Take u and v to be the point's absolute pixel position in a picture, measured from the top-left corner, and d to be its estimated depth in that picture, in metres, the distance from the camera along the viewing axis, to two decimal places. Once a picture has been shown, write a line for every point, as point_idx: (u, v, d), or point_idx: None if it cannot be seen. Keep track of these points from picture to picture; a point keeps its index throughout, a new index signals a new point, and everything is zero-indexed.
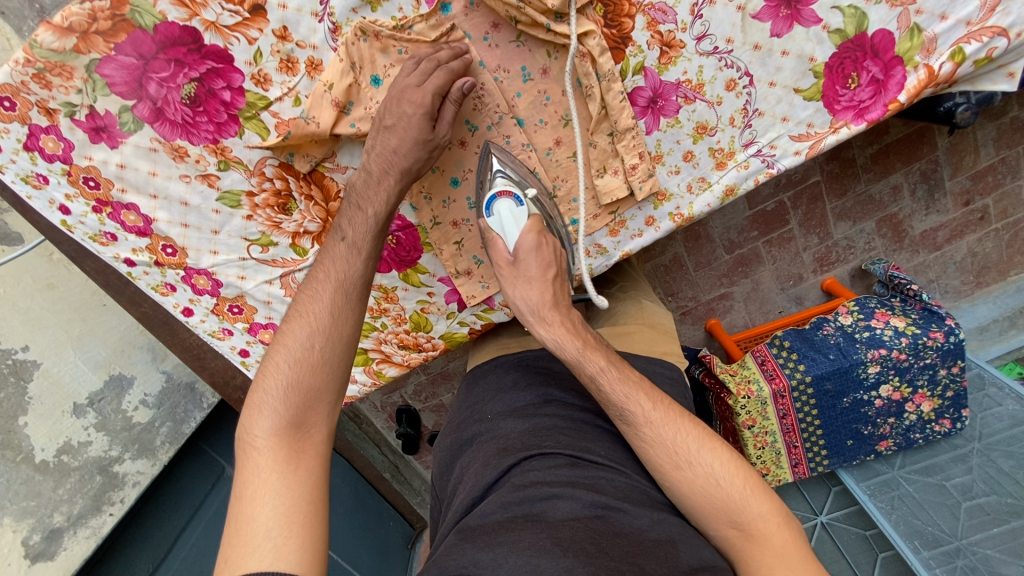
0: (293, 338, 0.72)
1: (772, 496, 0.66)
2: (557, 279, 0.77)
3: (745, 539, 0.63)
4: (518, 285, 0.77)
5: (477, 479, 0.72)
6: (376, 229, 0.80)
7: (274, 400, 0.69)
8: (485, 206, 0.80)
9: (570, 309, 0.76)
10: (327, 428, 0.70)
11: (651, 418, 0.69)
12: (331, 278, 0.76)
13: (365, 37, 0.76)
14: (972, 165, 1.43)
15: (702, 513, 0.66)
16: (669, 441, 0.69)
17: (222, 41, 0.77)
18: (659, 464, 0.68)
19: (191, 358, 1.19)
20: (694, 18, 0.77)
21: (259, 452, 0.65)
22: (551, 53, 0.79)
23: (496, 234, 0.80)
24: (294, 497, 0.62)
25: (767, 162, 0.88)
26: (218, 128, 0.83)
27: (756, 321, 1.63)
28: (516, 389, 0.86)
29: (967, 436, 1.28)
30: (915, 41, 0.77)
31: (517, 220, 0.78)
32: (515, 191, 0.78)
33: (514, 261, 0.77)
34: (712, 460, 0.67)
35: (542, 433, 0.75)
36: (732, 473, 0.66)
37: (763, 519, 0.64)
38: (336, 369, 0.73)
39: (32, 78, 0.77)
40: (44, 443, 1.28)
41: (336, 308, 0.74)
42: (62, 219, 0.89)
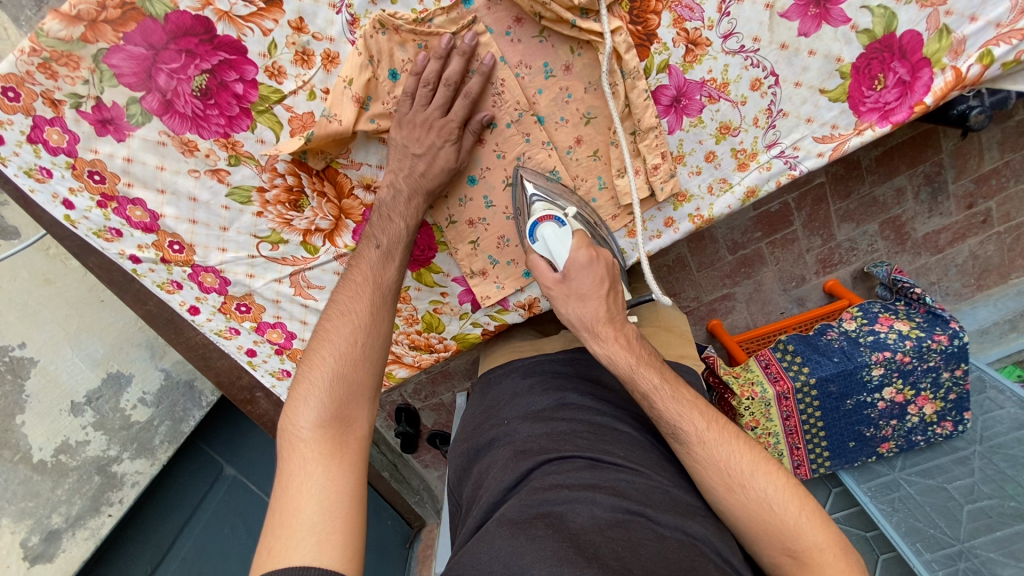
0: (336, 333, 0.73)
1: (829, 525, 0.63)
2: (610, 291, 0.76)
3: (799, 568, 0.62)
4: (571, 303, 0.76)
5: (496, 481, 0.71)
6: (409, 238, 0.82)
7: (319, 392, 0.68)
8: (530, 233, 0.81)
9: (625, 323, 0.76)
10: (367, 425, 0.69)
11: (703, 438, 0.68)
12: (368, 281, 0.78)
13: (383, 31, 0.73)
14: (976, 168, 1.41)
15: (757, 538, 0.64)
16: (722, 463, 0.67)
17: (236, 32, 0.74)
18: (714, 487, 0.67)
19: (196, 357, 1.14)
20: (721, 16, 0.76)
21: (305, 444, 0.64)
22: (574, 50, 0.77)
23: (544, 257, 0.81)
24: (339, 491, 0.61)
25: (790, 164, 0.87)
26: (229, 121, 0.80)
27: (757, 322, 1.63)
28: (532, 393, 0.84)
29: (968, 439, 1.28)
30: (943, 42, 0.76)
31: (562, 241, 0.78)
32: (555, 213, 0.79)
33: (564, 279, 0.77)
34: (767, 485, 0.65)
35: (560, 436, 0.73)
36: (788, 500, 0.64)
37: (818, 548, 0.62)
38: (376, 367, 0.73)
39: (37, 68, 0.74)
40: (42, 442, 1.26)
41: (375, 309, 0.76)
42: (65, 214, 0.87)
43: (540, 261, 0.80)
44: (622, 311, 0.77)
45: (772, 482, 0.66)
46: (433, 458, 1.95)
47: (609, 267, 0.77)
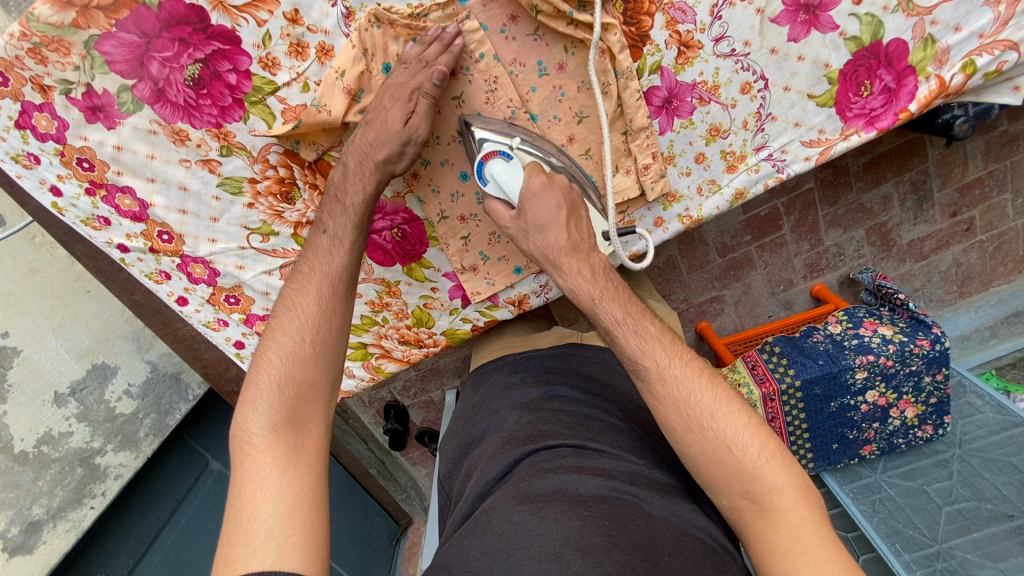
0: (282, 332, 0.70)
1: (790, 467, 0.61)
2: (570, 217, 0.73)
3: (758, 513, 0.59)
4: (531, 235, 0.75)
5: (486, 469, 0.72)
6: (357, 219, 0.78)
7: (270, 396, 0.66)
8: (478, 176, 0.78)
9: (592, 252, 0.73)
10: (323, 423, 0.68)
11: (663, 374, 0.66)
12: (316, 271, 0.75)
13: (378, 24, 0.73)
14: (960, 177, 1.44)
15: (716, 481, 0.63)
16: (682, 401, 0.65)
17: (230, 22, 0.74)
18: (674, 427, 0.65)
19: (183, 349, 1.13)
20: (712, 19, 0.77)
21: (257, 450, 0.63)
22: (568, 49, 0.78)
23: (499, 198, 0.78)
24: (296, 494, 0.60)
25: (778, 167, 0.88)
26: (221, 112, 0.80)
27: (745, 324, 1.65)
28: (523, 385, 0.85)
29: (948, 443, 1.32)
30: (928, 51, 0.78)
31: (512, 175, 0.75)
32: (500, 148, 0.76)
33: (521, 213, 0.75)
34: (727, 426, 0.63)
35: (548, 424, 0.74)
36: (749, 439, 0.62)
37: (778, 492, 0.59)
38: (329, 362, 0.71)
39: (27, 53, 0.74)
40: (23, 433, 1.24)
41: (322, 299, 0.73)
42: (53, 200, 0.86)
43: (496, 202, 0.78)
44: (589, 239, 0.74)
45: (733, 422, 0.64)
46: (420, 455, 1.94)
47: (567, 192, 0.74)
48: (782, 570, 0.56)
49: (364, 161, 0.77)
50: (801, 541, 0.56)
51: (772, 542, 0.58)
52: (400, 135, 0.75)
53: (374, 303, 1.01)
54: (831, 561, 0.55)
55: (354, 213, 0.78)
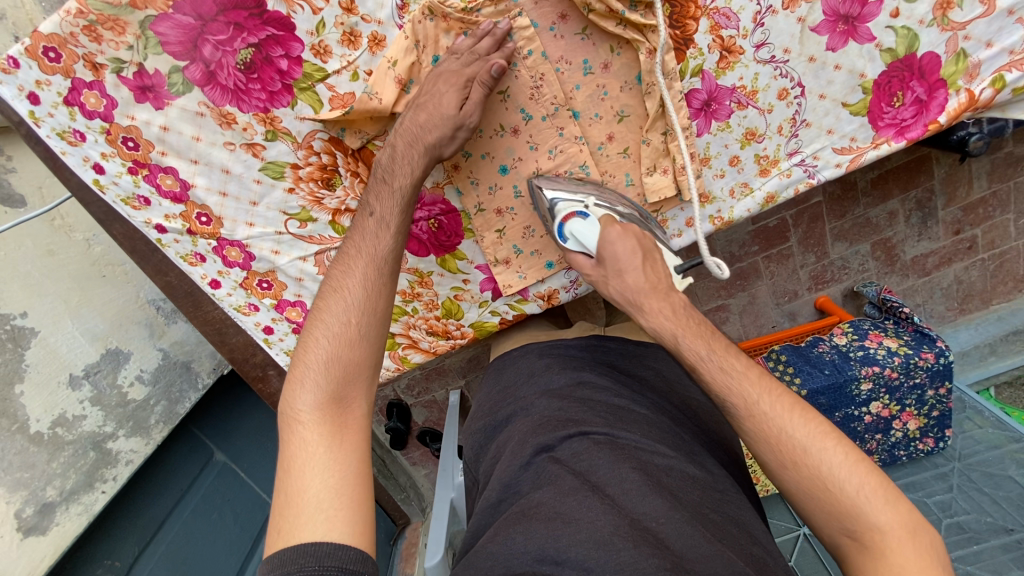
0: (329, 313, 0.70)
1: (896, 505, 0.54)
2: (646, 261, 0.76)
3: (860, 550, 0.55)
4: (613, 280, 0.78)
5: (518, 450, 0.72)
6: (404, 203, 0.77)
7: (317, 374, 0.66)
8: (558, 235, 0.84)
9: (670, 292, 0.74)
10: (368, 402, 0.68)
11: (753, 410, 0.63)
12: (363, 253, 0.74)
13: (431, 17, 0.75)
14: (965, 196, 1.48)
15: (816, 515, 0.58)
16: (774, 436, 0.61)
17: (286, 9, 0.76)
18: (768, 462, 0.62)
19: (211, 332, 1.12)
20: (755, 26, 0.79)
21: (305, 427, 0.63)
22: (614, 49, 0.80)
23: (580, 252, 0.84)
24: (344, 471, 0.60)
25: (809, 172, 0.90)
26: (270, 96, 0.81)
27: (750, 334, 1.67)
28: (550, 372, 0.85)
29: (948, 456, 1.34)
30: (960, 65, 0.80)
31: (591, 232, 0.80)
32: (577, 208, 0.81)
33: (602, 262, 0.80)
34: (823, 460, 0.58)
35: (579, 412, 0.74)
36: (848, 474, 0.57)
37: (881, 531, 0.54)
38: (374, 345, 0.70)
39: (82, 30, 0.75)
40: (40, 414, 1.21)
41: (369, 283, 0.71)
42: (94, 178, 0.86)
43: (578, 256, 0.84)
44: (665, 279, 0.76)
45: (830, 457, 0.58)
46: (421, 455, 1.94)
47: (641, 238, 0.78)
48: None
49: (415, 144, 0.76)
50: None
51: None
52: (453, 120, 0.75)
53: (406, 293, 1.02)
54: None
55: (401, 197, 0.77)
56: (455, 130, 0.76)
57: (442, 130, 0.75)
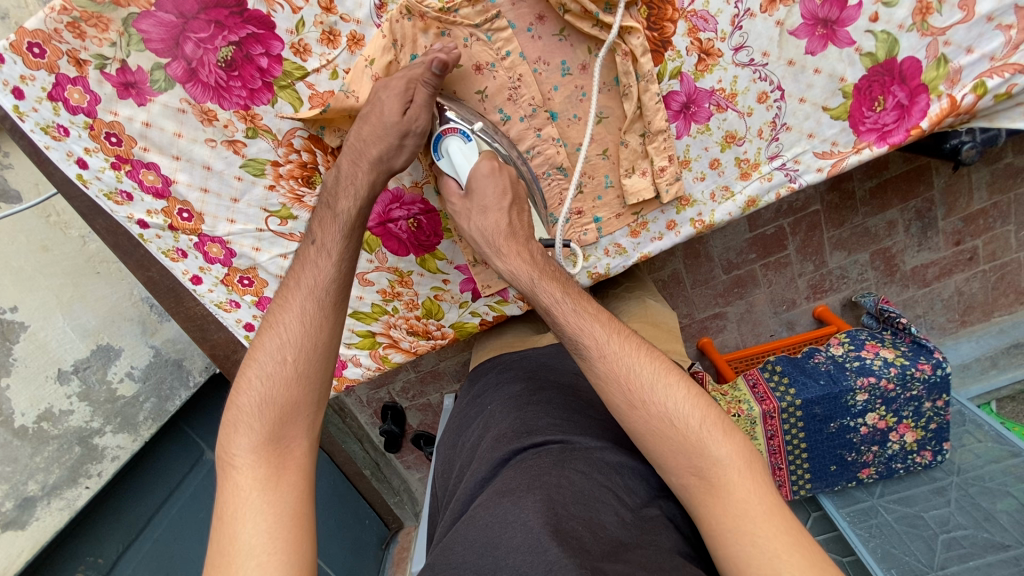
0: (263, 352, 0.70)
1: (733, 438, 0.61)
2: (514, 207, 0.76)
3: (705, 487, 0.59)
4: (473, 216, 0.77)
5: (478, 468, 0.72)
6: (364, 207, 0.79)
7: (251, 416, 0.66)
8: (435, 148, 0.79)
9: (529, 241, 0.76)
10: (307, 439, 0.67)
11: (604, 350, 0.66)
12: (302, 287, 0.74)
13: (409, 17, 0.75)
14: (964, 207, 1.46)
15: (664, 456, 0.63)
16: (624, 378, 0.65)
17: (267, 7, 0.77)
18: (618, 405, 0.65)
19: (193, 328, 1.13)
20: (733, 29, 0.79)
21: (239, 471, 0.63)
22: (592, 50, 0.80)
23: (450, 174, 0.80)
24: (278, 513, 0.60)
25: (790, 176, 0.90)
26: (250, 94, 0.82)
27: (747, 343, 1.65)
28: (513, 382, 0.86)
29: (947, 470, 1.31)
30: (941, 71, 0.79)
31: (466, 156, 0.77)
32: (461, 127, 0.77)
33: (468, 194, 0.78)
34: (668, 398, 0.63)
35: (535, 420, 0.74)
36: (689, 413, 0.62)
37: (722, 465, 0.59)
38: (313, 382, 0.70)
39: (66, 26, 0.76)
40: (25, 408, 1.22)
41: (307, 318, 0.71)
42: (78, 172, 0.87)
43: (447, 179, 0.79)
44: (528, 229, 0.77)
45: (674, 393, 0.64)
46: (415, 459, 1.93)
47: (516, 183, 0.78)
48: (732, 541, 0.56)
49: (360, 160, 0.77)
50: (747, 518, 0.56)
51: (716, 514, 0.58)
52: (397, 128, 0.75)
53: (386, 292, 1.02)
54: (777, 534, 0.55)
55: (344, 223, 0.77)
56: (403, 138, 0.76)
57: (387, 143, 0.76)
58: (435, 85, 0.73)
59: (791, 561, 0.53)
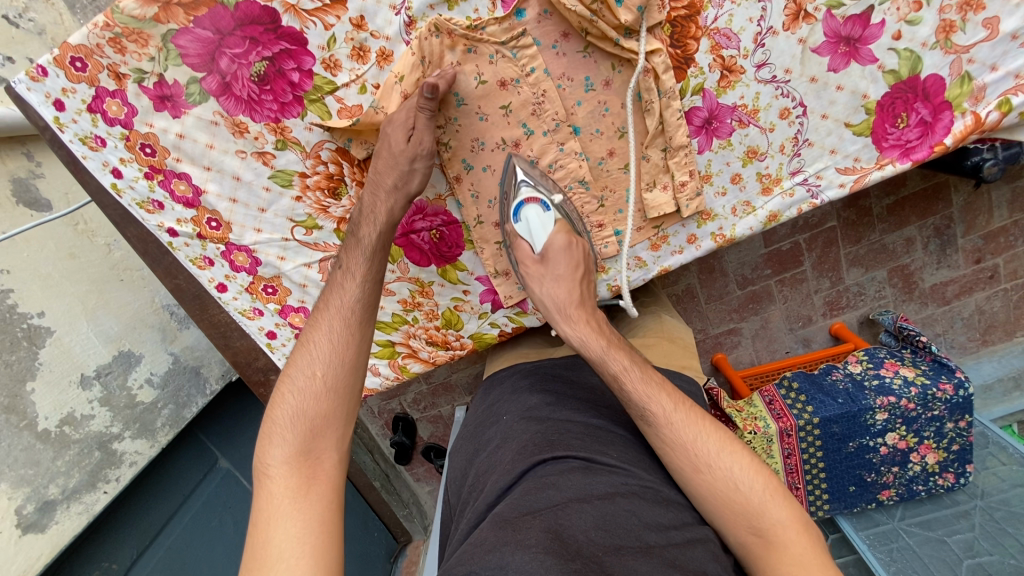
0: (295, 368, 0.71)
1: (792, 505, 0.64)
2: (584, 278, 0.82)
3: (766, 546, 0.62)
4: (546, 283, 0.82)
5: (499, 477, 0.70)
6: (386, 227, 0.83)
7: (284, 428, 0.67)
8: (514, 212, 0.86)
9: (594, 309, 0.80)
10: (338, 451, 0.68)
11: (671, 419, 0.69)
12: (330, 308, 0.76)
13: (437, 34, 0.77)
14: (984, 225, 1.45)
15: (722, 518, 0.65)
16: (689, 443, 0.68)
17: (299, 24, 0.79)
18: (682, 468, 0.68)
19: (216, 335, 1.13)
20: (756, 46, 0.80)
21: (272, 480, 0.63)
22: (615, 67, 0.81)
23: (524, 237, 0.87)
24: (308, 520, 0.60)
25: (812, 192, 0.90)
26: (281, 108, 0.84)
27: (762, 359, 1.63)
28: (530, 392, 0.86)
29: (970, 493, 1.29)
30: (965, 88, 0.79)
31: (545, 225, 0.84)
32: (542, 197, 0.84)
33: (543, 260, 0.83)
34: (733, 464, 0.67)
35: (556, 434, 0.73)
36: (752, 478, 0.66)
37: (781, 525, 0.63)
38: (342, 396, 0.71)
39: (108, 42, 0.79)
40: (49, 412, 1.23)
41: (336, 336, 0.73)
42: (113, 182, 0.90)
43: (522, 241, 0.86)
44: (592, 299, 0.82)
45: (736, 460, 0.68)
46: (426, 472, 1.93)
47: (585, 255, 0.84)
48: None
49: (378, 191, 0.83)
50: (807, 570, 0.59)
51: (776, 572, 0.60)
52: (406, 153, 0.80)
53: (406, 302, 1.03)
54: None
55: (366, 247, 0.81)
56: (412, 162, 0.81)
57: (399, 171, 0.81)
58: (432, 110, 0.77)
59: None
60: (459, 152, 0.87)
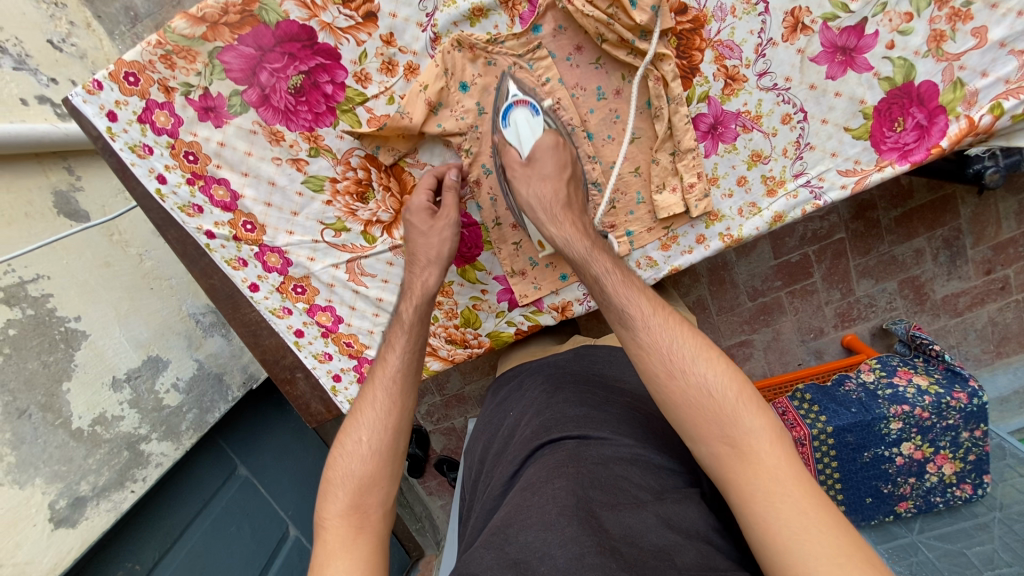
0: (347, 434, 0.77)
1: (768, 413, 0.63)
2: (571, 180, 0.86)
3: (736, 454, 0.61)
4: (533, 184, 0.83)
5: (505, 468, 0.76)
6: (427, 301, 0.89)
7: (337, 486, 0.73)
8: (502, 116, 0.85)
9: (581, 214, 0.85)
10: (384, 504, 0.73)
11: (648, 321, 0.72)
12: (379, 377, 0.81)
13: (459, 48, 0.86)
14: (993, 236, 1.47)
15: (694, 423, 0.65)
16: (666, 349, 0.69)
17: (334, 41, 0.86)
18: (655, 372, 0.69)
19: (246, 333, 1.12)
20: (757, 57, 0.86)
21: (327, 532, 0.69)
22: (625, 77, 0.88)
23: (512, 144, 0.86)
24: (356, 564, 0.65)
25: (814, 194, 0.94)
26: (315, 117, 0.91)
27: (774, 371, 1.64)
28: (536, 387, 0.90)
29: (988, 505, 1.27)
30: (958, 93, 0.83)
31: (534, 130, 0.85)
32: (532, 101, 0.85)
33: (530, 163, 0.84)
34: (706, 370, 0.67)
35: (553, 418, 0.77)
36: (725, 384, 0.65)
37: (755, 434, 0.62)
38: (385, 453, 0.75)
39: (159, 58, 0.87)
40: (82, 411, 1.27)
41: (384, 402, 0.79)
42: (157, 187, 0.96)
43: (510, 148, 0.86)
44: (579, 202, 0.87)
45: (713, 369, 0.67)
46: (438, 485, 1.94)
47: (572, 159, 0.87)
48: (762, 509, 0.57)
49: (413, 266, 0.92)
50: (781, 483, 0.58)
51: (751, 484, 0.59)
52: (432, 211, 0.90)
53: None
54: (808, 502, 0.56)
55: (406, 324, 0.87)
56: (442, 233, 0.91)
57: (434, 243, 0.91)
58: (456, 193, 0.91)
59: (818, 521, 0.55)
60: (479, 157, 0.93)
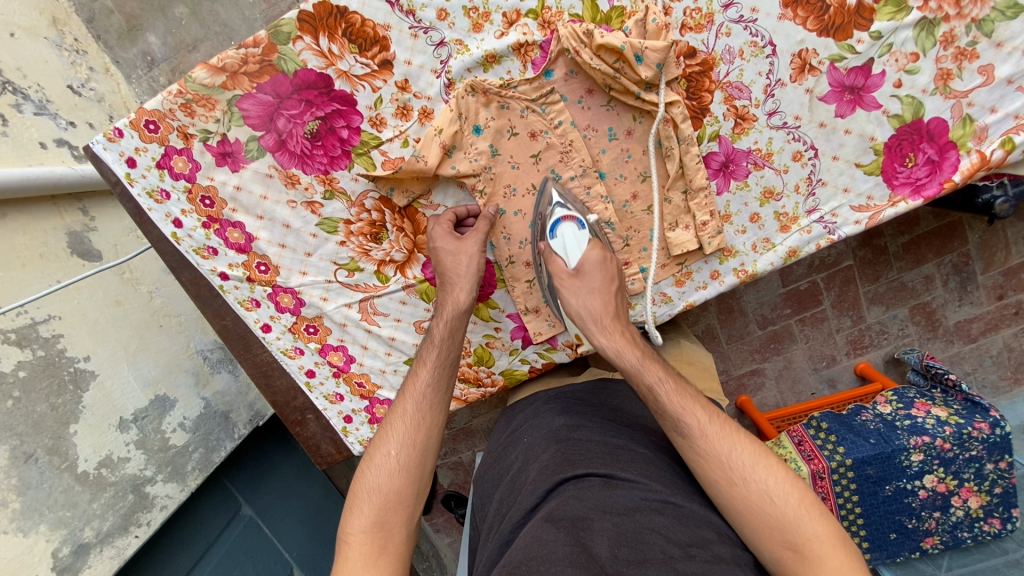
0: (376, 450, 0.78)
1: (828, 518, 0.64)
2: (618, 291, 0.87)
3: (800, 561, 0.62)
4: (581, 295, 0.85)
5: (525, 497, 0.73)
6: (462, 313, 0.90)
7: (364, 500, 0.73)
8: (551, 230, 0.88)
9: (628, 325, 0.84)
10: (408, 525, 0.73)
11: (705, 431, 0.71)
12: (406, 395, 0.83)
13: (473, 93, 0.87)
14: (1003, 261, 1.46)
15: (758, 530, 0.66)
16: (724, 455, 0.70)
17: (350, 87, 0.88)
18: (716, 480, 0.69)
19: (257, 375, 1.10)
20: (766, 97, 0.88)
21: (351, 549, 0.69)
22: (637, 117, 0.89)
23: (559, 254, 0.89)
24: None
25: (828, 229, 0.94)
26: (331, 161, 0.93)
27: (787, 401, 1.61)
28: (554, 414, 0.88)
29: (1019, 541, 1.23)
30: (967, 129, 0.84)
31: (581, 243, 0.88)
32: (578, 216, 0.88)
33: (578, 274, 0.86)
34: (767, 477, 0.67)
35: (577, 453, 0.76)
36: (787, 491, 0.66)
37: (818, 539, 0.62)
38: (412, 474, 0.76)
39: (179, 106, 0.89)
40: (88, 454, 1.23)
41: (411, 419, 0.80)
42: (173, 231, 0.97)
43: (556, 257, 0.88)
44: (626, 313, 0.87)
45: (773, 474, 0.68)
46: (445, 522, 1.89)
47: (617, 269, 0.88)
48: None
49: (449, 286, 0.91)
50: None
51: None
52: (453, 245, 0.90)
53: None
54: None
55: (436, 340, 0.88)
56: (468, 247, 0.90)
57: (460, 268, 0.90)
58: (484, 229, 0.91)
59: None
60: (493, 198, 0.94)
